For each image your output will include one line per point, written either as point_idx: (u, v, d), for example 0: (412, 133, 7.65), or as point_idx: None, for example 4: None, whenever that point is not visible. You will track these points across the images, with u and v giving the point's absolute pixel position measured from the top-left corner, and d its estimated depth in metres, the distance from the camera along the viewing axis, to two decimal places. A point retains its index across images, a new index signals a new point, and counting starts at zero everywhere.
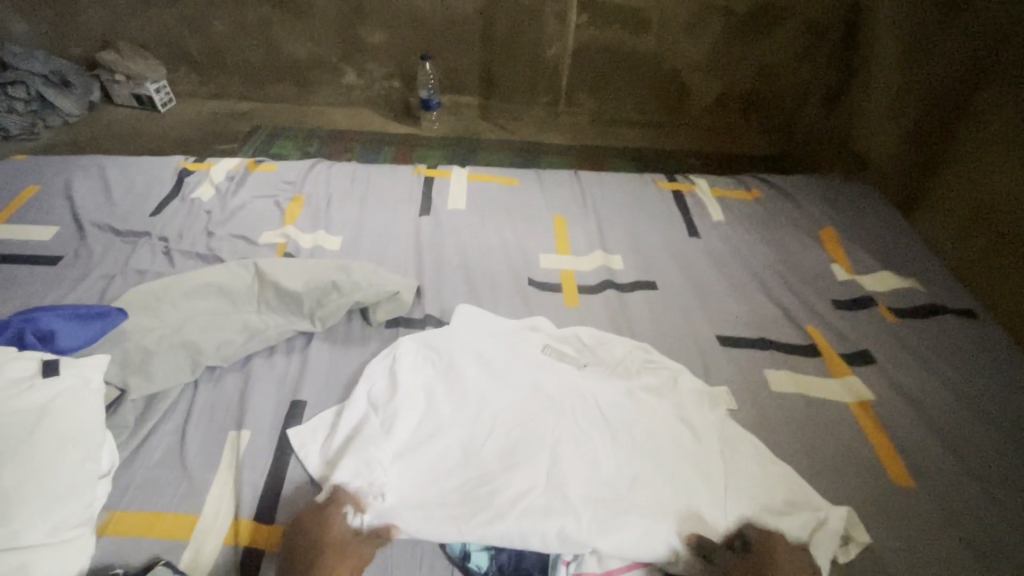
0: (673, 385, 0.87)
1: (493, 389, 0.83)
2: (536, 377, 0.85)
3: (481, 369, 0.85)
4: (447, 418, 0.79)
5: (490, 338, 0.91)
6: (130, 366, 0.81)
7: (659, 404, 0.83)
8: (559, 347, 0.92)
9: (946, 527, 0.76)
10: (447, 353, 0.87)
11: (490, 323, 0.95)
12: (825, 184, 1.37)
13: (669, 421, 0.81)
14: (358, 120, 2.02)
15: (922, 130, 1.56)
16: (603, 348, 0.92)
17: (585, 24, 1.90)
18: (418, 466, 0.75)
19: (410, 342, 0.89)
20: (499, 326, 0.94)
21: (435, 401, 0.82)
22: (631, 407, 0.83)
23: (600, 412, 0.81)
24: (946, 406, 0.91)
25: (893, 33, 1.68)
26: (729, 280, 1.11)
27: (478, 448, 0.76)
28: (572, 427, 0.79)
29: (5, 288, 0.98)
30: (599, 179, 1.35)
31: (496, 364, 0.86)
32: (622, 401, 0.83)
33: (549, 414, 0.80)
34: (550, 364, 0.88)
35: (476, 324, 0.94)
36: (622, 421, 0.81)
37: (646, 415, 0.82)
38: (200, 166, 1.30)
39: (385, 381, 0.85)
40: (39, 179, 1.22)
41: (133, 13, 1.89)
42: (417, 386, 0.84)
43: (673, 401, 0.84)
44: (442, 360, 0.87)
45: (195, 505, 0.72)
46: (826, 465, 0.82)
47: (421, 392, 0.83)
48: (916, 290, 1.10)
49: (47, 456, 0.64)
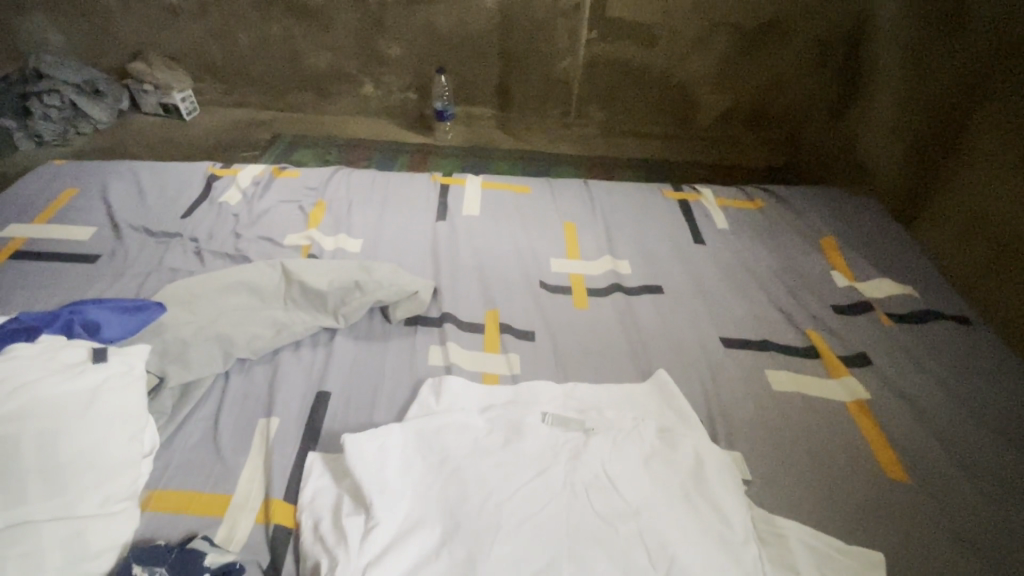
0: (691, 456, 0.81)
1: (499, 474, 0.76)
2: (541, 456, 0.79)
3: (477, 452, 0.79)
4: (447, 519, 0.71)
5: (484, 418, 0.84)
6: (169, 356, 0.87)
7: (678, 481, 0.78)
8: (560, 412, 0.87)
9: (939, 522, 0.80)
10: (435, 442, 0.80)
11: (475, 399, 0.88)
12: (827, 195, 1.42)
13: (690, 501, 0.76)
14: (375, 130, 2.09)
15: (924, 145, 1.61)
16: (610, 412, 0.87)
17: (596, 38, 1.96)
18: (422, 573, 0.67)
19: (395, 429, 0.81)
20: (492, 401, 0.88)
21: (430, 493, 0.74)
22: (649, 483, 0.77)
23: (618, 493, 0.76)
24: (940, 407, 0.95)
25: (896, 50, 1.73)
26: (733, 284, 1.16)
27: (486, 552, 0.68)
28: (588, 514, 0.74)
29: (47, 283, 1.04)
30: (608, 188, 1.40)
31: (493, 447, 0.80)
32: (639, 477, 0.78)
33: (561, 500, 0.75)
34: (555, 437, 0.83)
35: (461, 400, 0.87)
36: (641, 500, 0.75)
37: (665, 496, 0.76)
38: (228, 172, 1.37)
39: (367, 475, 0.75)
40: (76, 182, 1.29)
41: (162, 25, 1.98)
42: (405, 480, 0.76)
43: (692, 475, 0.79)
44: (430, 447, 0.79)
45: (229, 485, 0.78)
46: (822, 459, 0.87)
47: (410, 490, 0.75)
48: (913, 296, 1.14)
49: (96, 434, 0.69)
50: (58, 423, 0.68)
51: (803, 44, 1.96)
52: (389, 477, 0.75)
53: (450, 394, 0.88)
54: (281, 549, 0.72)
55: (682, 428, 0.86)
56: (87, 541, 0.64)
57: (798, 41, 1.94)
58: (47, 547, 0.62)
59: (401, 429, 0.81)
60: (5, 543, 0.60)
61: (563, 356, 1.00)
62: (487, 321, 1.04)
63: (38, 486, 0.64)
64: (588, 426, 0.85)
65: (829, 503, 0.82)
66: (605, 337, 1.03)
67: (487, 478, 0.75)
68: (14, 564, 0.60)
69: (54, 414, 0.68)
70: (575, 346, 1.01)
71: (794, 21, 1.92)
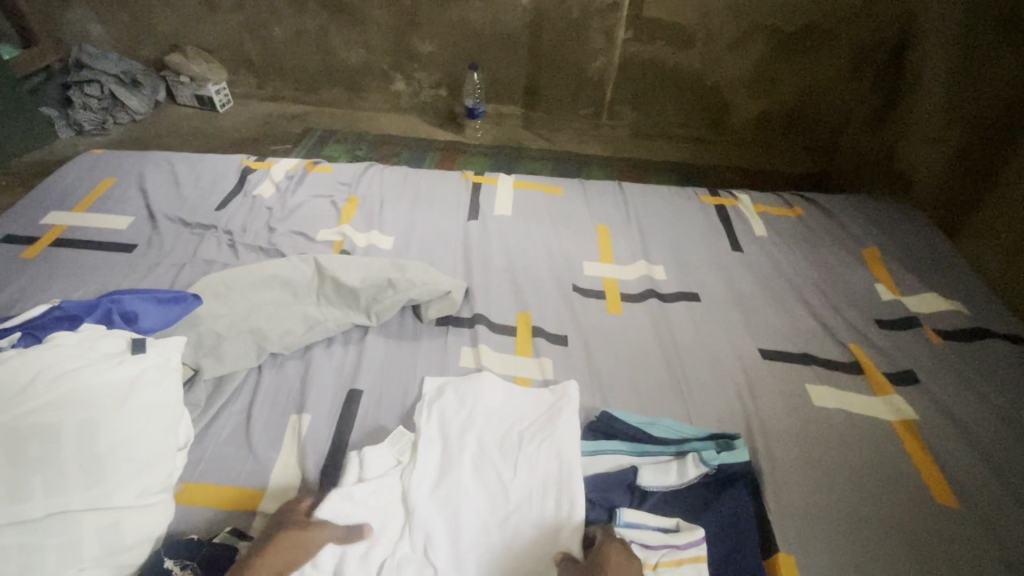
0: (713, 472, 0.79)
1: (521, 468, 0.78)
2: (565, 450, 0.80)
3: (501, 447, 0.80)
4: (474, 513, 0.73)
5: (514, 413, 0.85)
6: (203, 349, 0.88)
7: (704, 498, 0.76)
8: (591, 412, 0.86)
9: (992, 552, 0.76)
10: (457, 444, 0.80)
11: (499, 398, 0.87)
12: (869, 205, 1.37)
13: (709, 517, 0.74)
14: (404, 126, 2.09)
15: (974, 154, 1.55)
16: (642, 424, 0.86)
17: (631, 39, 1.93)
18: (450, 555, 0.70)
19: (425, 426, 0.82)
20: (517, 411, 0.85)
21: (456, 488, 0.75)
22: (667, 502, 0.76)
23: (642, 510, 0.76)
24: (991, 430, 0.90)
25: (944, 54, 1.67)
26: (771, 295, 1.12)
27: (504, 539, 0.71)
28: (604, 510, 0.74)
29: (85, 271, 1.06)
30: (643, 191, 1.37)
31: (518, 442, 0.81)
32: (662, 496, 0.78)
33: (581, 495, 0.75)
34: None
35: (488, 401, 0.86)
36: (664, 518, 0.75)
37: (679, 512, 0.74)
38: (261, 165, 1.37)
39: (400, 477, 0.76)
40: (114, 172, 1.31)
41: (198, 18, 2.00)
42: (435, 480, 0.76)
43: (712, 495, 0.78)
44: (458, 441, 0.80)
45: (260, 481, 0.77)
46: (865, 478, 0.84)
47: (440, 495, 0.75)
48: (962, 313, 1.09)
49: (133, 424, 0.69)
50: (94, 416, 0.67)
51: (844, 48, 1.89)
52: (410, 495, 0.74)
53: (472, 398, 0.86)
54: None
55: (714, 440, 0.85)
56: (122, 532, 0.64)
57: (842, 44, 1.88)
58: (85, 536, 0.62)
59: (430, 429, 0.82)
60: (44, 531, 0.61)
61: (596, 362, 0.97)
62: (519, 324, 1.02)
63: (76, 476, 0.64)
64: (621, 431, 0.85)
65: (873, 526, 0.79)
66: (638, 345, 1.01)
67: (510, 472, 0.77)
68: (53, 554, 0.61)
69: (90, 405, 0.68)
70: (609, 353, 0.99)
71: (836, 25, 1.85)
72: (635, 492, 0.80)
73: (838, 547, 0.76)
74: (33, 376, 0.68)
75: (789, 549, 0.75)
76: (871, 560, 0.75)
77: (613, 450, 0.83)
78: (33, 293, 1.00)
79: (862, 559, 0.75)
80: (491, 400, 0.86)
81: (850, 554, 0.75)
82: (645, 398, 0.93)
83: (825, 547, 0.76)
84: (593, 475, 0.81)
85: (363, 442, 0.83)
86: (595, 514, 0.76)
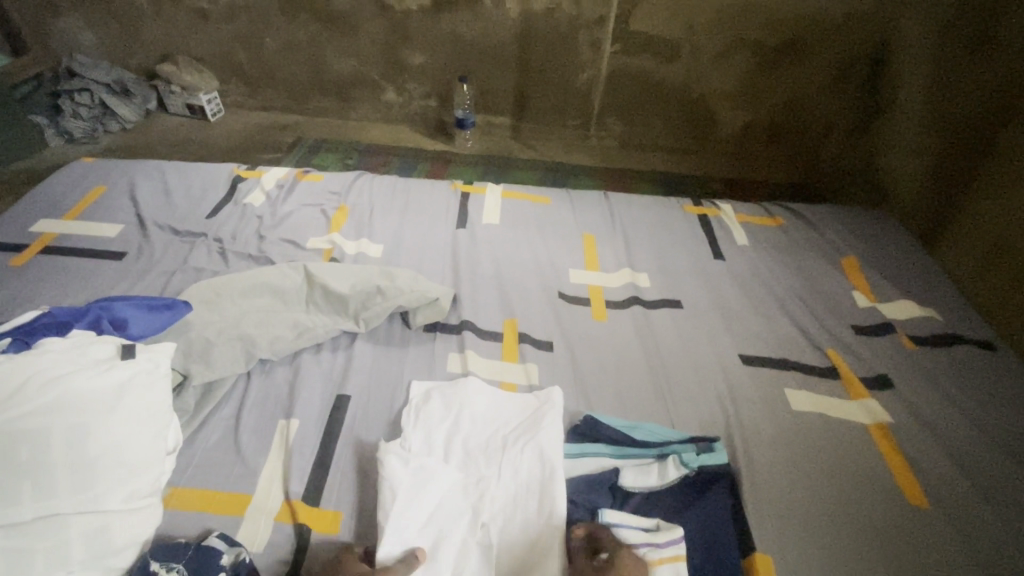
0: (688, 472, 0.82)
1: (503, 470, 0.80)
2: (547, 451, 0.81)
3: (483, 450, 0.82)
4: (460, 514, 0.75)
5: (498, 417, 0.87)
6: (193, 355, 0.89)
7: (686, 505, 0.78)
8: None
9: (962, 551, 0.79)
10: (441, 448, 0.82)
11: (484, 403, 0.88)
12: (847, 214, 1.41)
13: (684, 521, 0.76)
14: (396, 136, 2.11)
15: (948, 165, 1.61)
16: (624, 428, 0.87)
17: (618, 52, 1.97)
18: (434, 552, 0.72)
19: (413, 430, 0.84)
20: (503, 416, 0.87)
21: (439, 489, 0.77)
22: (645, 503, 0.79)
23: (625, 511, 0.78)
24: (963, 433, 0.93)
25: (920, 70, 1.73)
26: (753, 302, 1.15)
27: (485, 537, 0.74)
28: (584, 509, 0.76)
29: (74, 279, 1.06)
30: (628, 200, 1.41)
31: (502, 445, 0.82)
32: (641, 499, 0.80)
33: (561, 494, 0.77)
34: None
35: (474, 406, 0.88)
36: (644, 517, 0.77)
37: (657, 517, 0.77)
38: (252, 174, 1.38)
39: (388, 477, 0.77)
40: (104, 180, 1.32)
41: (190, 28, 2.02)
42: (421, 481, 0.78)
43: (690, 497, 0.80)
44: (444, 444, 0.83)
45: (248, 486, 0.78)
46: (841, 478, 0.86)
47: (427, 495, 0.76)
48: (936, 320, 1.13)
49: (122, 430, 0.70)
50: (84, 421, 0.68)
51: (825, 62, 1.95)
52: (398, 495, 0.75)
53: (458, 402, 0.87)
54: (302, 549, 0.73)
55: (694, 444, 0.87)
56: (111, 536, 0.65)
57: (821, 58, 1.93)
58: (73, 540, 0.63)
59: (418, 434, 0.83)
60: (33, 535, 0.62)
61: (581, 368, 1.00)
62: (506, 331, 1.04)
63: (67, 480, 0.65)
64: (603, 434, 0.87)
65: (847, 526, 0.81)
66: (623, 351, 1.03)
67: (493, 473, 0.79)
68: (42, 557, 0.62)
69: (80, 411, 0.69)
70: (594, 359, 1.01)
71: (817, 40, 1.91)
72: (618, 493, 0.82)
73: (813, 544, 0.78)
74: (23, 381, 0.69)
75: (765, 545, 0.77)
76: (843, 556, 0.78)
77: (596, 453, 0.85)
78: (22, 300, 1.00)
79: (835, 555, 0.77)
80: (478, 404, 0.88)
81: (824, 551, 0.78)
82: (628, 403, 0.95)
83: (800, 545, 0.78)
84: (577, 478, 0.82)
85: (350, 447, 0.84)
86: (578, 514, 0.79)
